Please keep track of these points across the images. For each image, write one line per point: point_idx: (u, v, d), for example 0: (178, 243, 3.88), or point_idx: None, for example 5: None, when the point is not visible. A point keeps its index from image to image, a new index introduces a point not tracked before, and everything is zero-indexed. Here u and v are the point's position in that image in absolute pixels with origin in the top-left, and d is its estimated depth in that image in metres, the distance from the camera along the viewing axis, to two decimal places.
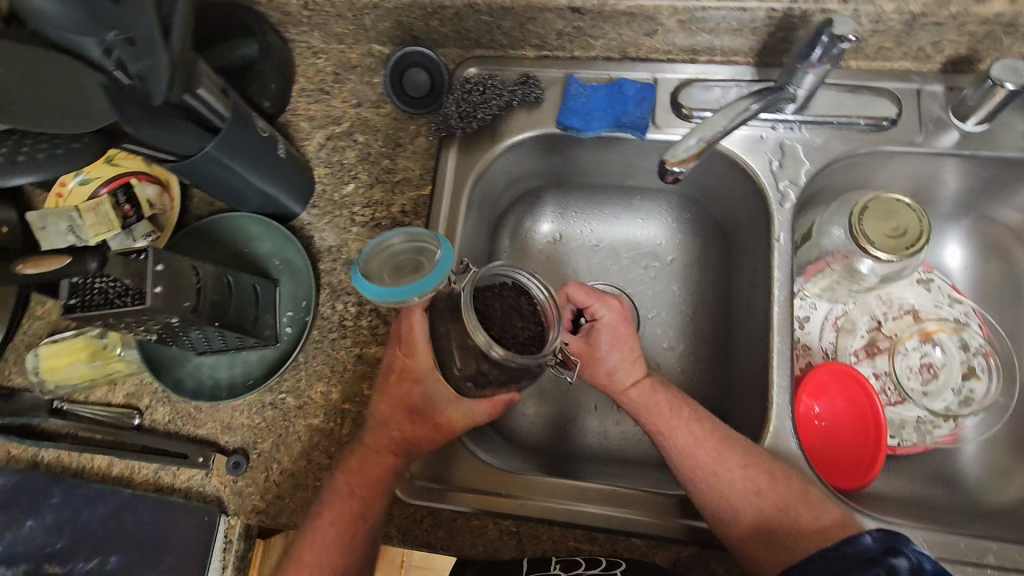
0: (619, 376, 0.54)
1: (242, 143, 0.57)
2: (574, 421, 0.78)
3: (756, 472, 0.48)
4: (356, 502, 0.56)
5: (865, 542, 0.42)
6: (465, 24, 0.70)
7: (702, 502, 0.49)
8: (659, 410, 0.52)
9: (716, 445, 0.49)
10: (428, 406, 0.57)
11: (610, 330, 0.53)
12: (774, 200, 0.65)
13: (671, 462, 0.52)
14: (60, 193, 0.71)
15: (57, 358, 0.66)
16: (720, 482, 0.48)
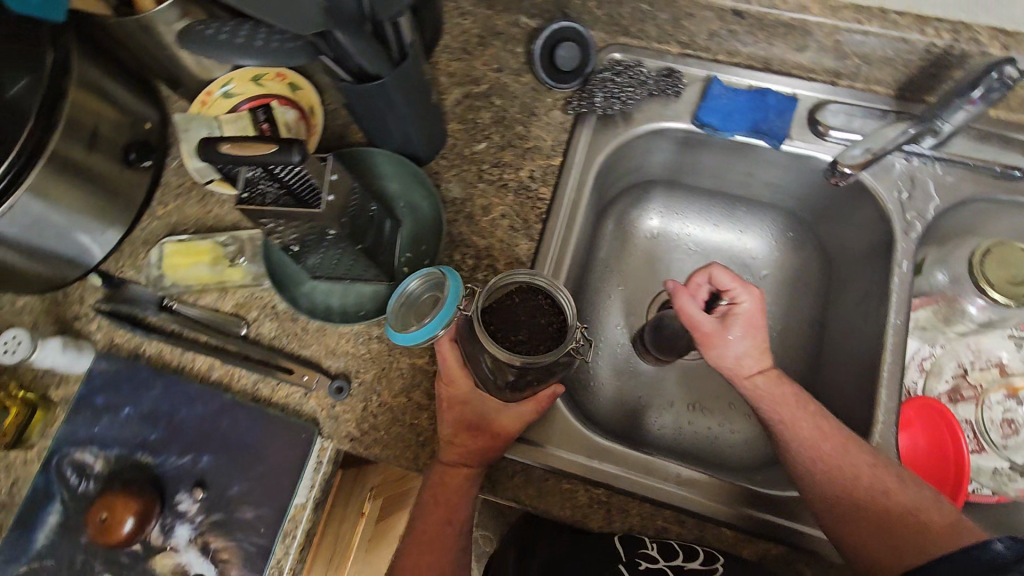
0: (747, 362, 0.57)
1: (410, 79, 0.59)
2: (643, 415, 0.77)
3: (884, 471, 0.53)
4: (438, 492, 0.58)
5: (996, 549, 0.42)
6: (622, 9, 0.71)
7: (825, 492, 0.53)
8: (786, 401, 0.56)
9: (842, 440, 0.54)
10: (482, 422, 0.59)
11: (748, 317, 0.57)
12: (899, 228, 0.67)
13: (790, 451, 0.55)
14: (204, 100, 0.71)
15: (179, 257, 0.69)
16: (847, 476, 0.53)
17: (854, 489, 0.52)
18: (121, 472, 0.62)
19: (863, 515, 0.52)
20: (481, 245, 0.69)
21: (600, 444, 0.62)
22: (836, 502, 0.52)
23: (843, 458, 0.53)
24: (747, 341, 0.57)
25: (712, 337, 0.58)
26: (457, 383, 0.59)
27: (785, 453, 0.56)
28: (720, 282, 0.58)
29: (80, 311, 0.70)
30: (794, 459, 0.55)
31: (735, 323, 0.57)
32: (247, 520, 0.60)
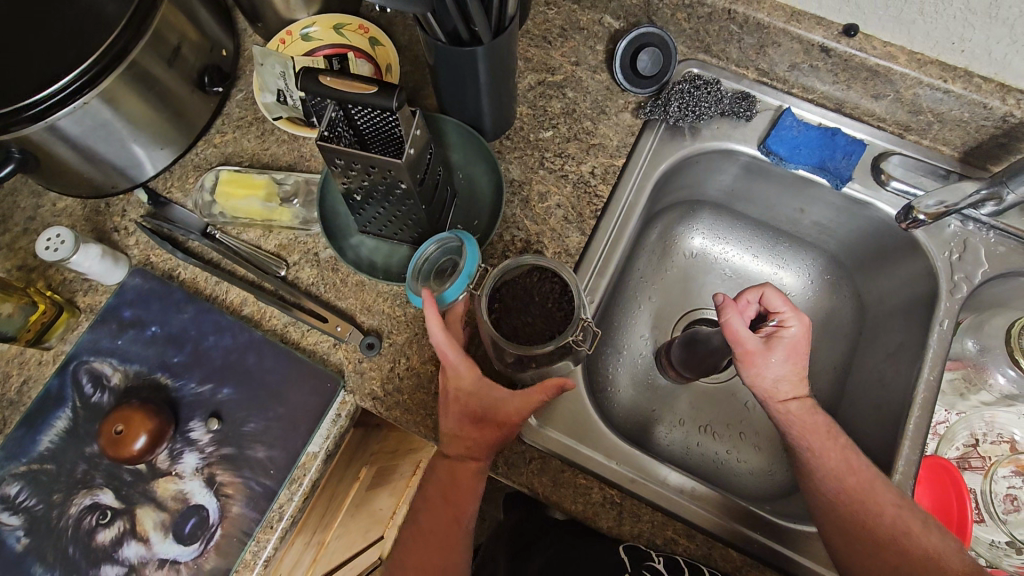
0: (782, 387, 0.57)
1: (504, 51, 0.59)
2: (657, 425, 0.77)
3: (906, 513, 0.53)
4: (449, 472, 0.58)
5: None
6: (710, 26, 0.72)
7: (844, 527, 0.53)
8: (818, 430, 0.56)
9: (869, 477, 0.54)
10: (488, 412, 0.56)
11: (793, 342, 0.57)
12: (945, 287, 0.67)
13: (814, 480, 0.56)
14: (283, 40, 0.72)
15: (234, 187, 0.67)
16: (870, 513, 0.53)
17: (877, 527, 0.53)
18: (138, 390, 0.61)
19: (880, 555, 0.52)
20: (532, 230, 0.69)
21: (617, 444, 0.61)
22: (858, 539, 0.53)
23: (868, 494, 0.54)
24: (788, 367, 0.57)
25: (755, 356, 0.57)
26: (458, 368, 0.56)
27: (807, 482, 0.57)
28: (772, 303, 0.57)
29: (120, 224, 0.69)
30: (816, 489, 0.56)
31: (780, 345, 0.56)
32: (258, 459, 0.59)
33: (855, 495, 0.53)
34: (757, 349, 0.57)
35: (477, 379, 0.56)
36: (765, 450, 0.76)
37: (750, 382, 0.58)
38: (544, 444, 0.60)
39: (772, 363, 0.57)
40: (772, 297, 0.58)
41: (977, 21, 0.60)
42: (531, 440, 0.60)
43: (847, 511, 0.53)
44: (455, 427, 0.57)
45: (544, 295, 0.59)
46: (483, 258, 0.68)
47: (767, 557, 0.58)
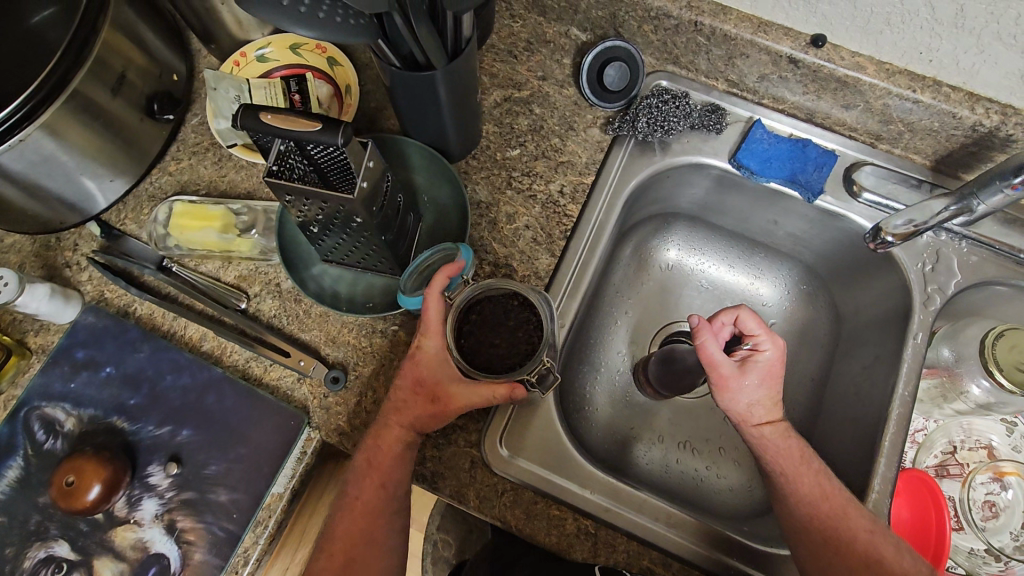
0: (755, 412, 0.56)
1: (463, 73, 0.57)
2: (636, 444, 0.76)
3: (880, 540, 0.52)
4: (370, 467, 0.56)
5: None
6: (677, 38, 0.70)
7: (816, 554, 0.52)
8: (792, 454, 0.56)
9: (842, 503, 0.53)
10: (433, 386, 0.55)
11: (768, 367, 0.56)
12: (919, 299, 0.66)
13: (787, 505, 0.55)
14: (237, 62, 0.69)
15: (187, 220, 0.65)
16: (844, 541, 0.52)
17: (852, 558, 0.51)
18: (93, 435, 0.58)
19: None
20: (500, 253, 0.68)
21: (591, 472, 0.60)
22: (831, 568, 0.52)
23: (842, 522, 0.52)
24: (764, 392, 0.56)
25: (728, 380, 0.56)
26: (427, 329, 0.56)
27: (781, 508, 0.56)
28: (747, 326, 0.56)
29: (71, 259, 0.66)
30: (792, 516, 0.55)
31: (755, 370, 0.55)
32: (219, 502, 0.57)
33: (828, 523, 0.52)
34: (732, 375, 0.56)
35: (437, 348, 0.56)
36: (744, 466, 0.75)
37: (725, 407, 0.57)
38: (515, 474, 0.58)
39: (747, 387, 0.56)
40: (747, 320, 0.56)
41: (944, 31, 0.59)
42: (501, 470, 0.58)
43: (822, 542, 0.52)
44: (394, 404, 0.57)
45: (518, 324, 0.58)
46: None
47: None
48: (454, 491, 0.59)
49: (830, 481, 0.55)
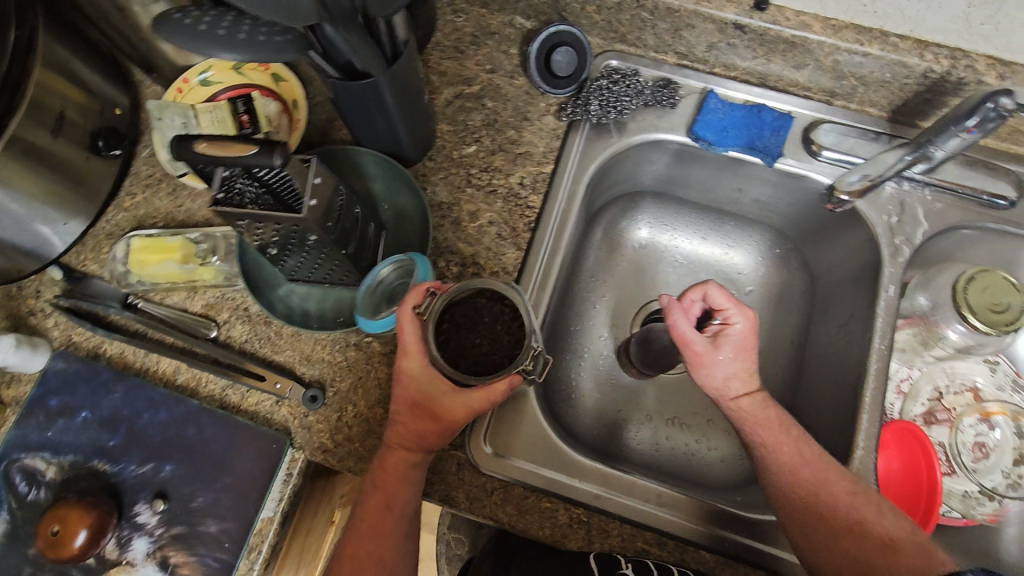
0: (732, 385, 0.57)
1: (405, 76, 0.56)
2: (625, 426, 0.77)
3: (861, 499, 0.53)
4: (374, 486, 0.56)
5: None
6: (622, 16, 0.70)
7: (802, 524, 0.53)
8: (769, 424, 0.56)
9: (822, 468, 0.54)
10: (428, 405, 0.55)
11: (740, 339, 0.56)
12: (887, 253, 0.66)
13: (768, 475, 0.56)
14: (181, 88, 0.68)
15: (146, 254, 0.64)
16: (824, 504, 0.52)
17: (833, 519, 0.52)
18: (75, 481, 0.58)
19: (839, 545, 0.52)
20: (466, 252, 0.67)
21: (578, 462, 0.60)
22: (815, 535, 0.52)
23: (820, 485, 0.53)
24: (739, 363, 0.56)
25: (703, 357, 0.57)
26: (408, 347, 0.56)
27: (763, 476, 0.56)
28: (716, 301, 0.56)
29: (35, 306, 0.65)
30: (773, 483, 0.55)
31: (727, 344, 0.56)
32: (210, 534, 0.57)
33: (806, 488, 0.53)
34: (705, 350, 0.56)
35: (422, 364, 0.55)
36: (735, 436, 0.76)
37: (703, 384, 0.58)
38: (503, 472, 0.59)
39: (720, 361, 0.56)
40: (715, 296, 0.56)
41: None
42: (490, 470, 0.59)
43: (803, 507, 0.53)
44: (395, 426, 0.56)
45: (498, 322, 0.56)
46: None
47: (737, 555, 0.57)
48: (443, 495, 0.59)
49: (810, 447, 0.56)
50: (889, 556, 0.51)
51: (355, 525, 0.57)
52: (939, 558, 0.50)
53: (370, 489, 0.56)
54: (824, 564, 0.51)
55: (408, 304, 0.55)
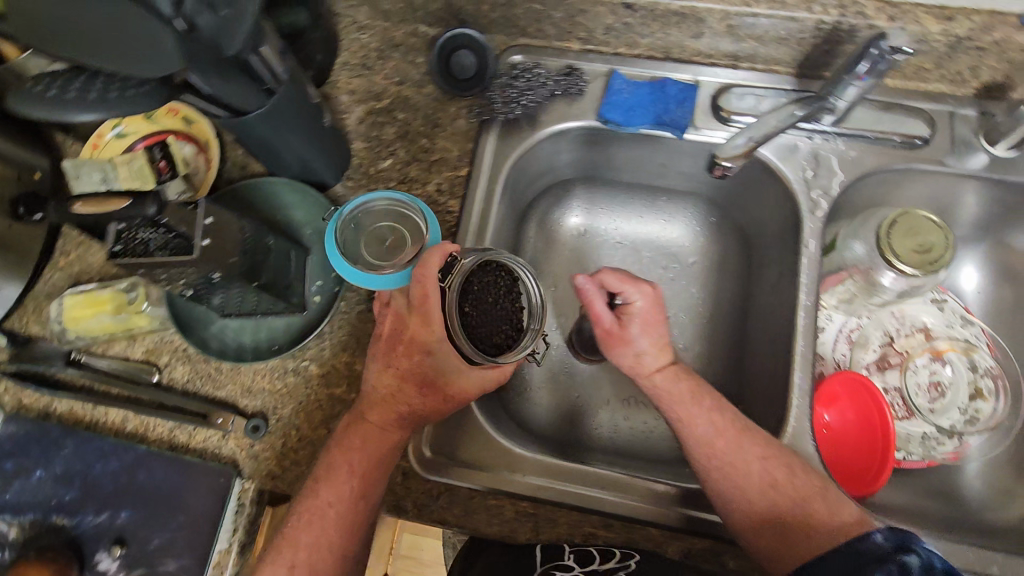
0: (646, 360, 0.63)
1: (296, 104, 0.57)
2: (584, 413, 0.78)
3: (771, 463, 0.56)
4: (358, 467, 0.57)
5: (877, 540, 0.47)
6: (515, 11, 0.70)
7: (721, 488, 0.57)
8: (681, 397, 0.61)
9: (734, 434, 0.58)
10: (435, 377, 0.59)
11: (642, 313, 0.63)
12: (805, 207, 0.67)
13: (687, 444, 0.60)
14: (95, 145, 0.70)
15: (80, 309, 0.66)
16: (739, 473, 0.56)
17: (746, 484, 0.56)
18: (37, 538, 0.60)
19: (755, 505, 0.55)
20: None
21: (518, 457, 0.62)
22: (733, 496, 0.56)
23: (733, 455, 0.57)
24: (648, 338, 0.63)
25: (614, 335, 0.64)
26: (427, 314, 0.58)
27: (686, 450, 0.61)
28: (612, 284, 0.64)
29: None
30: (695, 454, 0.59)
31: (634, 321, 0.63)
32: (171, 571, 0.59)
33: (716, 454, 0.58)
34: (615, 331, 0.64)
35: (439, 331, 0.58)
36: None
37: (620, 362, 0.65)
38: (447, 476, 0.60)
39: (630, 339, 0.63)
40: (609, 280, 0.64)
41: None
42: (433, 475, 0.60)
43: (721, 475, 0.57)
44: (395, 400, 0.58)
45: (496, 298, 0.61)
46: (350, 307, 0.67)
47: (682, 526, 0.59)
48: (391, 504, 0.60)
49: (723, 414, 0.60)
50: (804, 513, 0.54)
51: (322, 514, 0.56)
52: (850, 508, 0.54)
53: (353, 472, 0.56)
54: (746, 526, 0.55)
55: (423, 267, 0.57)
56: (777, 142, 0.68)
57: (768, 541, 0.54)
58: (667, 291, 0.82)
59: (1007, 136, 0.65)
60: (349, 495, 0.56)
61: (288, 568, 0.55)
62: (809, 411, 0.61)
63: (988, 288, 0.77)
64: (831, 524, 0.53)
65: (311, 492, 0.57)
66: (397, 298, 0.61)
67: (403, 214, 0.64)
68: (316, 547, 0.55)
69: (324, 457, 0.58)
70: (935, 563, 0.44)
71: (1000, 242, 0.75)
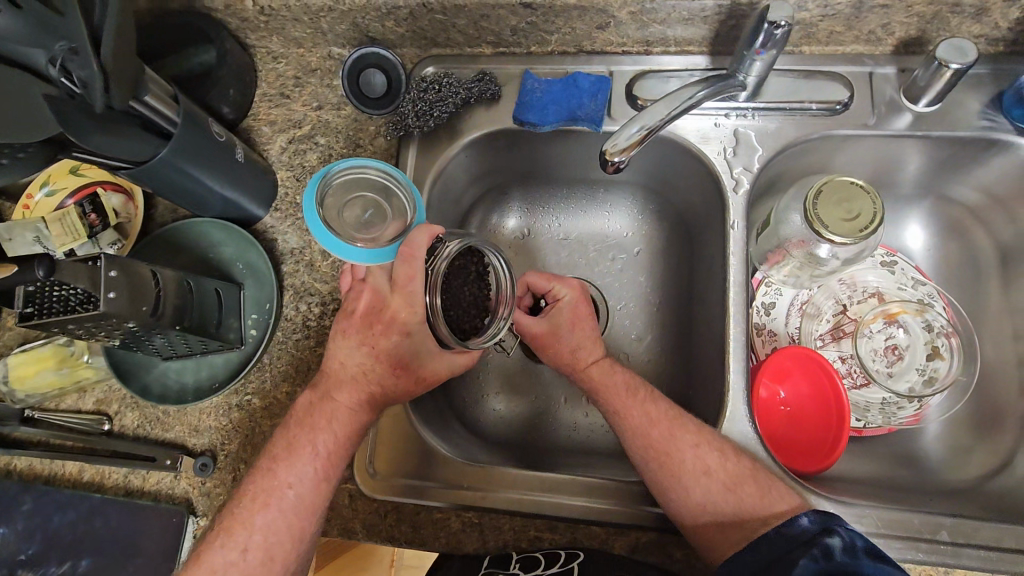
0: (581, 355, 0.64)
1: (198, 146, 0.58)
2: (548, 414, 0.76)
3: (705, 450, 0.57)
4: (322, 451, 0.58)
5: (804, 524, 0.51)
6: (420, 23, 0.69)
7: (660, 481, 0.58)
8: (618, 391, 0.62)
9: (669, 425, 0.59)
10: (411, 358, 0.59)
11: (572, 307, 0.64)
12: (728, 185, 0.68)
13: (625, 438, 0.61)
14: (27, 206, 0.71)
15: (25, 368, 0.67)
16: (674, 461, 0.57)
17: (682, 473, 0.57)
18: None
19: (691, 495, 0.56)
20: (325, 291, 0.69)
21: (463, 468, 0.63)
22: (670, 487, 0.57)
23: (670, 444, 0.58)
24: (579, 334, 0.64)
25: (545, 336, 0.64)
26: (409, 295, 0.56)
27: (623, 441, 0.61)
28: (540, 285, 0.65)
29: None
30: (636, 445, 0.60)
31: (563, 317, 0.64)
32: None
33: (657, 447, 0.58)
34: (547, 329, 0.64)
35: (420, 313, 0.57)
36: None
37: (557, 360, 0.65)
38: (394, 495, 0.62)
39: (563, 336, 0.64)
40: (538, 281, 0.65)
41: None
42: (378, 495, 0.62)
43: (658, 466, 0.58)
44: (367, 379, 0.59)
45: (469, 284, 0.62)
46: (287, 337, 0.68)
47: (632, 521, 0.60)
48: (342, 527, 0.62)
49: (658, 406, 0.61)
50: (736, 501, 0.55)
51: (280, 497, 0.56)
52: (781, 493, 0.56)
53: (316, 454, 0.57)
54: (686, 514, 0.56)
55: (410, 248, 0.56)
56: (696, 126, 0.69)
57: (707, 528, 0.55)
58: (614, 283, 0.81)
59: (926, 91, 0.64)
60: (309, 481, 0.57)
61: (242, 549, 0.54)
62: (744, 395, 0.62)
63: (935, 245, 0.76)
64: (762, 511, 0.55)
65: (269, 473, 0.57)
66: (375, 275, 0.59)
67: (386, 189, 0.61)
68: (272, 530, 0.55)
69: (289, 438, 0.58)
70: (856, 543, 0.47)
71: (942, 196, 0.74)
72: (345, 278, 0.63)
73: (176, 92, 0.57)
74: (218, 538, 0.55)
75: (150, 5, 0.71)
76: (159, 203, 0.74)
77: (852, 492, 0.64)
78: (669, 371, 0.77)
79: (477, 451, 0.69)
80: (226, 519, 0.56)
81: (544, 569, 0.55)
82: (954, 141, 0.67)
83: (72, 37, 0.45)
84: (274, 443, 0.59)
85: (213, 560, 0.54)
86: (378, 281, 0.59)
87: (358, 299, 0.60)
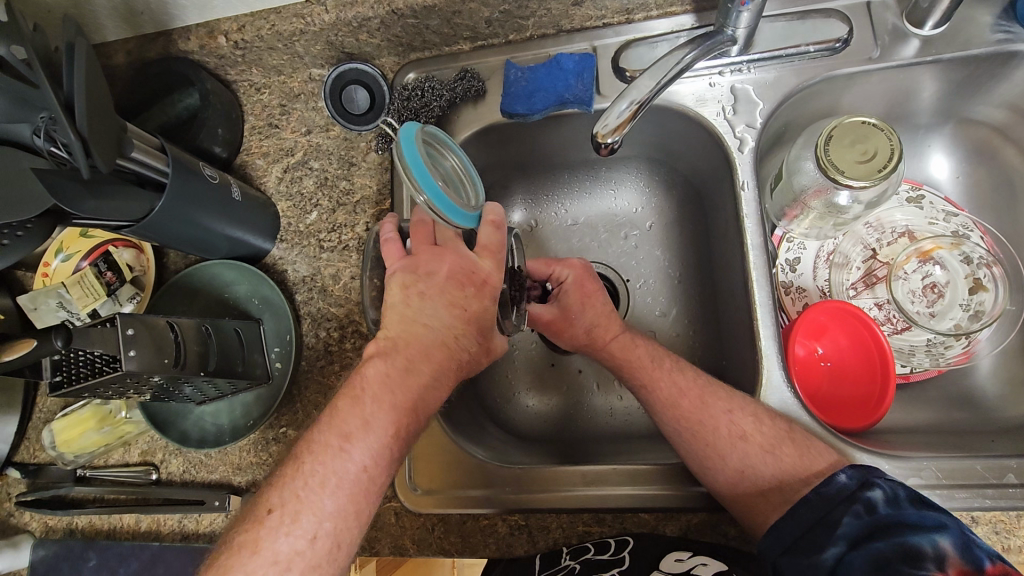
0: (599, 334, 0.64)
1: (192, 192, 0.58)
2: (581, 403, 0.75)
3: (739, 416, 0.56)
4: None
5: (842, 482, 0.49)
6: (394, 30, 0.68)
7: (697, 458, 0.56)
8: (642, 362, 0.62)
9: (701, 394, 0.58)
10: (491, 325, 0.57)
11: (577, 286, 0.65)
12: (732, 147, 0.65)
13: (659, 413, 0.59)
14: (45, 274, 0.73)
15: (69, 431, 0.69)
16: (708, 429, 0.56)
17: (718, 441, 0.55)
18: None
19: (733, 465, 0.54)
20: (341, 313, 0.69)
21: (502, 470, 0.63)
22: (707, 458, 0.55)
23: (703, 413, 0.57)
24: (591, 312, 0.65)
25: (560, 320, 0.66)
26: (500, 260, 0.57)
27: (656, 417, 0.60)
28: (542, 270, 0.67)
29: (9, 508, 0.73)
30: (667, 419, 0.59)
31: (569, 295, 0.66)
32: None
33: (691, 419, 0.57)
34: (559, 313, 0.66)
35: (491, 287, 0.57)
36: None
37: (575, 342, 0.66)
38: (438, 508, 0.62)
39: (576, 317, 0.65)
40: (539, 268, 0.68)
41: None
42: (422, 509, 0.62)
43: (691, 435, 0.57)
44: None
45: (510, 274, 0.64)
46: (311, 365, 0.68)
47: (678, 503, 0.59)
48: (393, 545, 0.62)
49: (684, 376, 0.60)
50: (774, 463, 0.53)
51: (350, 480, 0.47)
52: (820, 451, 0.53)
53: None
54: (725, 481, 0.54)
55: (497, 216, 0.57)
56: (689, 90, 0.67)
57: (745, 498, 0.54)
58: (631, 261, 0.79)
59: (932, 13, 0.60)
60: (384, 463, 0.49)
61: (310, 538, 0.45)
62: (778, 360, 0.60)
63: (962, 171, 0.72)
64: (801, 472, 0.52)
65: (340, 452, 0.47)
66: (437, 248, 0.57)
67: (435, 156, 0.53)
68: (344, 515, 0.46)
69: (362, 412, 0.49)
70: (898, 494, 0.46)
71: (964, 119, 0.69)
72: (391, 248, 0.59)
73: (162, 141, 0.57)
74: (280, 523, 0.45)
75: (130, 58, 0.71)
76: (169, 252, 0.75)
77: (903, 444, 0.61)
78: (697, 344, 0.75)
79: (515, 453, 0.69)
80: (287, 501, 0.45)
81: (594, 556, 0.54)
82: (969, 61, 0.63)
83: (48, 108, 0.48)
84: (341, 416, 0.49)
85: (276, 547, 0.44)
86: (459, 244, 0.56)
87: (436, 266, 0.55)
